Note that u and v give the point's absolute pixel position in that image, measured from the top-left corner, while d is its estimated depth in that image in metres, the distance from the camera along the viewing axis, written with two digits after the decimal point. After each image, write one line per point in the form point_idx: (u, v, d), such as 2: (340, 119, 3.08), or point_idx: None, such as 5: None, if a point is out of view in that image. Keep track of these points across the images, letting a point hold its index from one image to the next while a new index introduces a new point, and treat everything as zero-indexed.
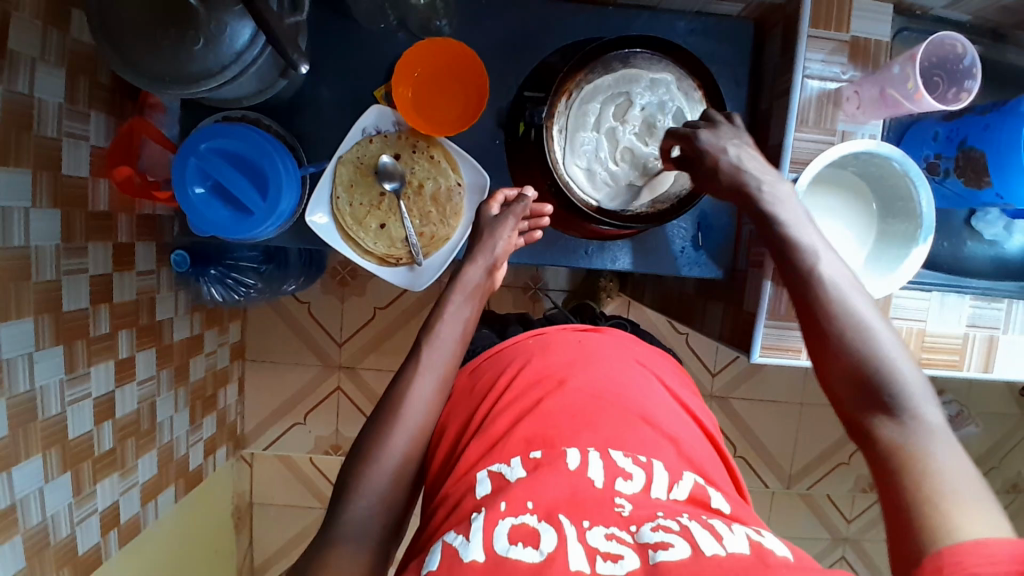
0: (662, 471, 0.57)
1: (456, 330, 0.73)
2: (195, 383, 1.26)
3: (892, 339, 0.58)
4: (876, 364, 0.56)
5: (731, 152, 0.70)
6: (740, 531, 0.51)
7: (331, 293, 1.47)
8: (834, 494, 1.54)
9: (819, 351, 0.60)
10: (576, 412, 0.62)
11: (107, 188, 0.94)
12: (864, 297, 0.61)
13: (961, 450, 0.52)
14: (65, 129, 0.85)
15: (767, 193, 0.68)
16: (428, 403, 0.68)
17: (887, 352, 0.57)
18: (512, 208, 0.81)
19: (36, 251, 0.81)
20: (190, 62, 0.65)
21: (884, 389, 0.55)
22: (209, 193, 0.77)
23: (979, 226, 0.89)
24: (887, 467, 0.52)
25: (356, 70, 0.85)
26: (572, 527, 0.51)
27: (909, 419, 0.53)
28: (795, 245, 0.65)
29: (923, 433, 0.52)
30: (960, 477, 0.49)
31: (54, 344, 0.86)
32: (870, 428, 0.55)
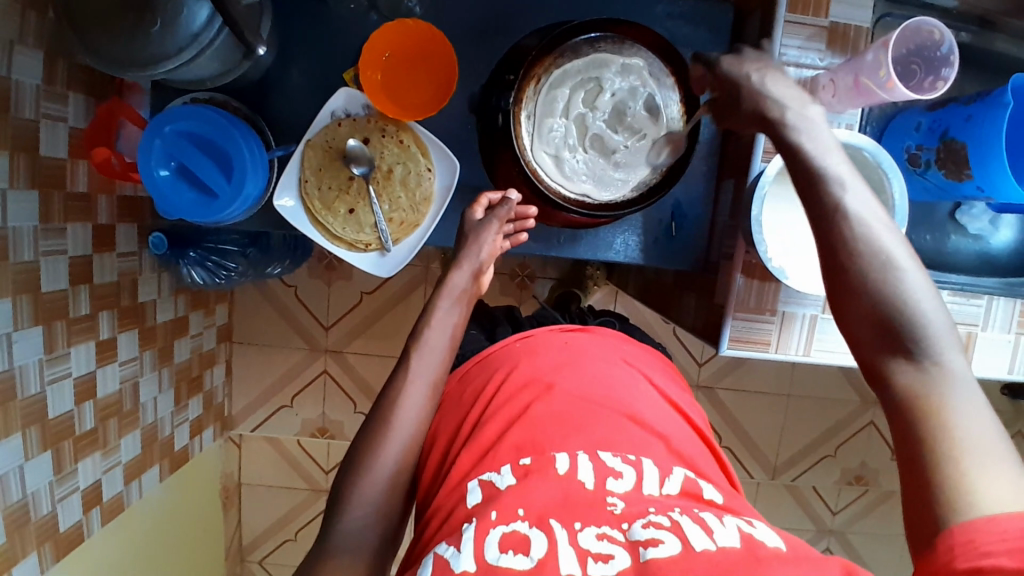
0: (651, 469, 0.57)
1: (444, 335, 0.73)
2: (179, 365, 1.27)
3: (921, 275, 0.52)
4: (903, 306, 0.51)
5: (754, 76, 0.62)
6: (731, 524, 0.51)
7: (317, 277, 1.47)
8: (821, 485, 1.54)
9: (839, 292, 0.54)
10: (565, 415, 0.61)
11: (86, 171, 0.94)
12: (892, 233, 0.54)
13: (982, 399, 0.48)
14: (43, 111, 0.84)
15: (793, 118, 0.59)
16: (418, 412, 0.67)
17: (914, 291, 0.51)
18: (495, 212, 0.80)
19: (13, 232, 0.81)
20: (147, 45, 0.64)
21: (908, 334, 0.50)
22: (174, 175, 0.76)
23: (963, 220, 0.88)
24: (906, 421, 0.49)
25: (327, 53, 0.84)
26: (562, 531, 0.50)
27: (931, 367, 0.49)
28: (821, 174, 0.56)
29: (946, 381, 0.49)
30: (985, 434, 0.46)
31: (32, 325, 0.86)
32: (889, 374, 0.51)
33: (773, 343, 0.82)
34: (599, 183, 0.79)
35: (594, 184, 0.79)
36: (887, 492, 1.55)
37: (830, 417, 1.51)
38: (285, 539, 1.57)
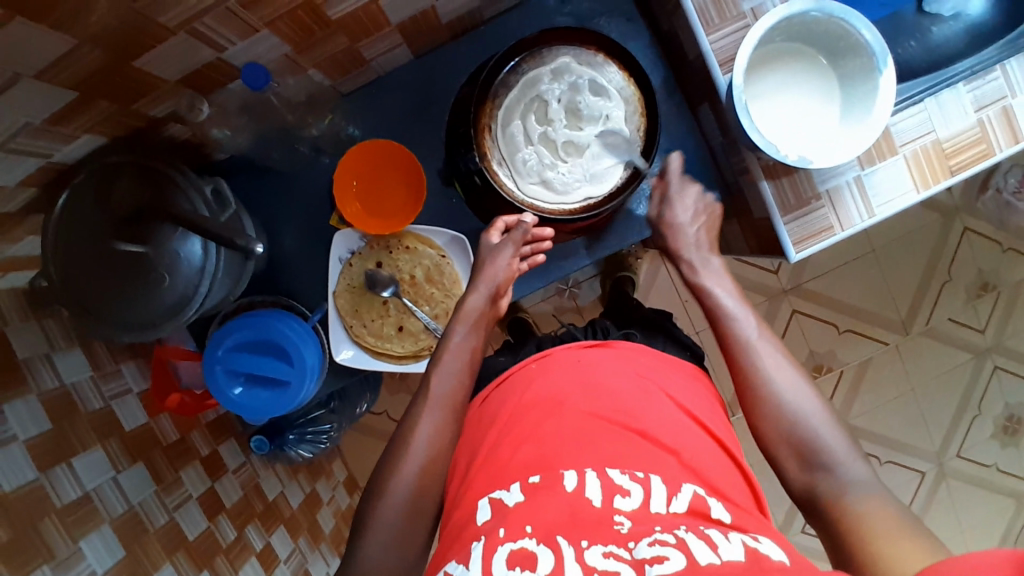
0: (660, 485, 0.59)
1: (460, 361, 0.76)
2: (332, 533, 1.30)
3: (816, 407, 0.67)
4: (819, 443, 0.64)
5: (683, 201, 0.82)
6: (736, 539, 0.52)
7: (398, 391, 1.51)
8: (956, 313, 1.47)
9: (752, 412, 0.69)
10: (578, 435, 0.64)
11: (168, 419, 1.00)
12: (816, 404, 0.67)
13: (884, 497, 0.59)
14: (109, 394, 0.90)
15: (693, 256, 0.80)
16: (431, 433, 0.70)
17: (818, 424, 0.65)
18: (511, 235, 0.80)
19: (141, 505, 0.88)
20: (166, 296, 0.69)
21: (814, 453, 0.64)
22: (246, 386, 0.81)
23: (933, 9, 0.85)
24: (833, 530, 0.59)
25: (305, 210, 0.88)
26: (570, 548, 0.53)
27: (837, 471, 0.62)
28: (721, 312, 0.75)
29: (851, 490, 0.61)
30: (881, 515, 0.57)
31: (199, 573, 0.91)
32: (814, 486, 0.63)
33: (837, 225, 0.80)
34: (593, 180, 0.80)
35: (589, 183, 0.80)
36: (1019, 283, 1.47)
37: (924, 246, 1.45)
38: None
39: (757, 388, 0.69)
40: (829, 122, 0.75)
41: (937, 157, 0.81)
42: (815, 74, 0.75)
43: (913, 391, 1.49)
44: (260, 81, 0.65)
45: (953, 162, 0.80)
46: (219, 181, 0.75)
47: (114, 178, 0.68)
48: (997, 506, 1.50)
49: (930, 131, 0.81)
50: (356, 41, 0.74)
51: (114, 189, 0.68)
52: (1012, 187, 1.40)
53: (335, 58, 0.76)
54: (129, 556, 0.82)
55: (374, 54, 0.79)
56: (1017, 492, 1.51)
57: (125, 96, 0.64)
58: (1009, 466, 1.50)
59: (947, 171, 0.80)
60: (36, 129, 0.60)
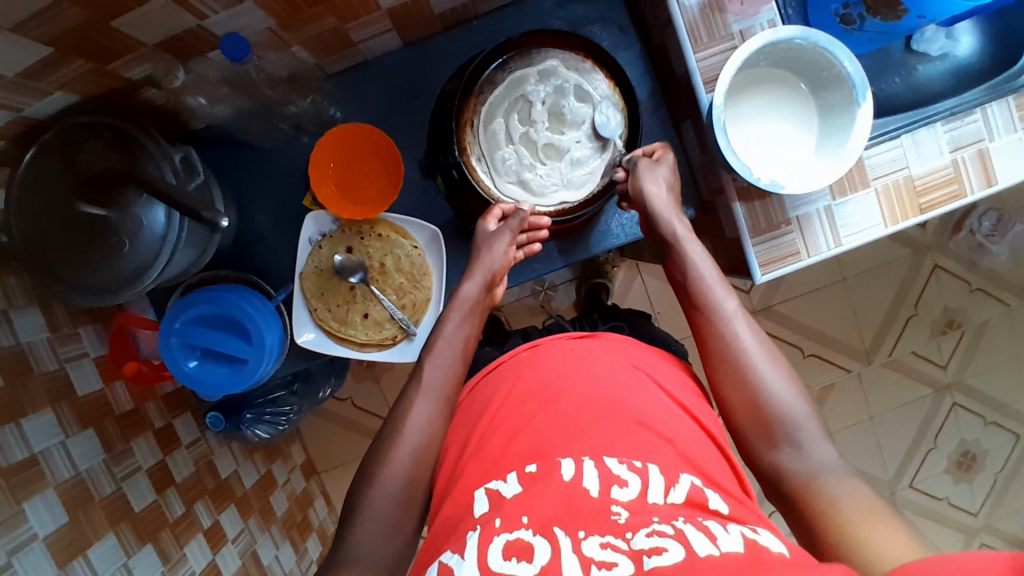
0: (657, 475, 0.59)
1: (455, 349, 0.75)
2: (283, 515, 1.29)
3: (788, 385, 0.67)
4: (793, 426, 0.64)
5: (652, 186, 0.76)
6: (735, 530, 0.53)
7: (365, 378, 1.51)
8: (919, 347, 1.50)
9: (730, 388, 0.69)
10: (570, 422, 0.64)
11: (123, 387, 0.99)
12: (789, 385, 0.67)
13: (855, 480, 0.60)
14: (64, 357, 0.88)
15: (670, 230, 0.76)
16: (426, 421, 0.70)
17: (792, 402, 0.66)
18: (508, 223, 0.78)
19: (88, 473, 0.86)
20: (127, 262, 0.67)
21: (788, 433, 0.64)
22: (202, 360, 0.79)
23: (922, 48, 0.87)
24: (805, 513, 0.60)
25: (280, 188, 0.87)
26: (566, 538, 0.53)
27: (809, 453, 0.63)
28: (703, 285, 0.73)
29: (821, 470, 0.62)
30: (856, 500, 0.58)
31: (142, 545, 0.90)
32: (781, 466, 0.64)
33: (803, 251, 0.81)
34: (570, 186, 0.80)
35: (566, 188, 0.80)
36: (983, 322, 1.50)
37: (894, 280, 1.48)
38: None
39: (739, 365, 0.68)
40: (804, 151, 0.76)
41: (908, 192, 0.82)
42: (796, 100, 0.76)
43: (872, 421, 1.51)
44: (241, 51, 0.64)
45: (925, 200, 0.82)
46: (189, 149, 0.74)
47: (83, 139, 0.67)
48: (945, 539, 1.53)
49: (904, 168, 0.82)
50: (344, 22, 0.73)
51: (82, 149, 0.67)
52: (985, 230, 1.46)
53: (322, 38, 0.75)
54: (70, 523, 0.80)
55: (362, 37, 0.79)
56: (965, 527, 1.54)
57: (102, 56, 0.63)
58: (958, 500, 1.54)
59: (918, 208, 0.82)
60: (8, 83, 0.59)
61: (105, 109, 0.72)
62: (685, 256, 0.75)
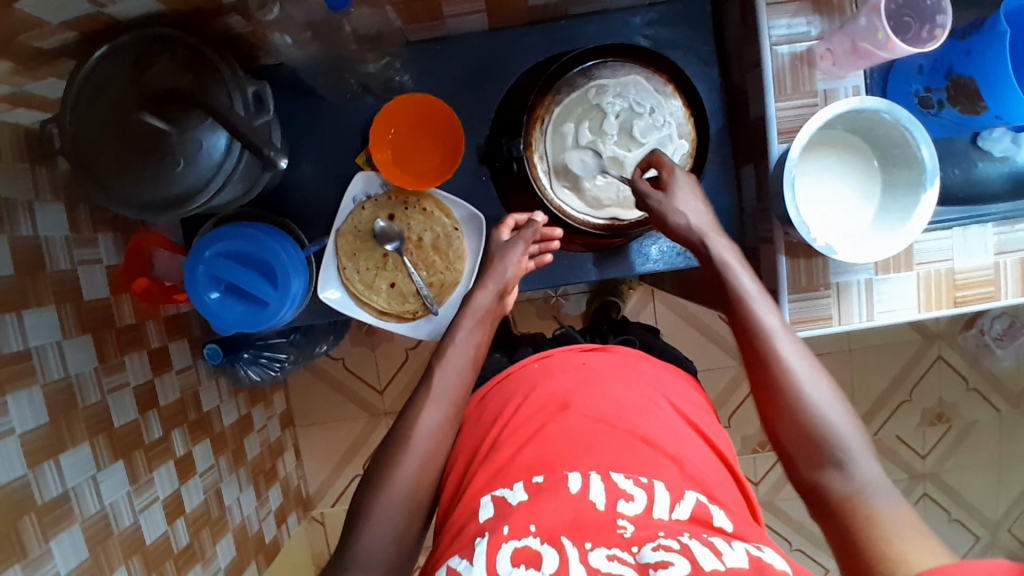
0: (663, 492, 0.59)
1: (465, 357, 0.74)
2: (253, 461, 1.29)
3: (835, 398, 0.63)
4: (831, 439, 0.61)
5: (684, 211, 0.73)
6: (739, 547, 0.53)
7: (361, 344, 1.50)
8: (904, 433, 1.51)
9: (769, 406, 0.65)
10: (578, 436, 0.64)
11: (129, 302, 0.97)
12: (836, 402, 0.63)
13: (904, 504, 0.57)
14: (78, 258, 0.88)
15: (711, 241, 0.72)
16: (436, 429, 0.68)
17: (837, 420, 0.62)
18: (522, 233, 0.80)
19: (78, 378, 0.85)
20: (173, 184, 0.67)
21: (829, 450, 0.61)
22: (224, 294, 0.79)
23: (985, 146, 0.86)
24: (853, 543, 0.56)
25: (334, 141, 0.87)
26: (573, 549, 0.54)
27: (853, 472, 0.59)
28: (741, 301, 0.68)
29: (871, 497, 0.58)
30: (909, 535, 0.54)
31: (114, 461, 0.89)
32: (824, 483, 0.60)
33: (835, 317, 0.82)
34: (624, 204, 0.81)
35: (619, 205, 0.81)
36: (970, 422, 1.52)
37: (894, 363, 1.49)
38: None
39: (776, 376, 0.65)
40: (860, 223, 0.76)
41: (946, 282, 0.83)
42: (864, 170, 0.77)
43: None
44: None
45: (960, 294, 0.83)
46: (262, 84, 0.73)
47: (155, 52, 0.67)
48: None
49: (947, 259, 0.83)
50: None
51: (153, 63, 0.66)
52: (995, 333, 1.48)
53: (415, 6, 0.74)
54: (50, 425, 0.80)
55: (453, 12, 0.78)
56: None
57: None
58: None
59: (952, 300, 0.83)
60: None
61: (183, 26, 0.71)
62: (717, 253, 0.71)
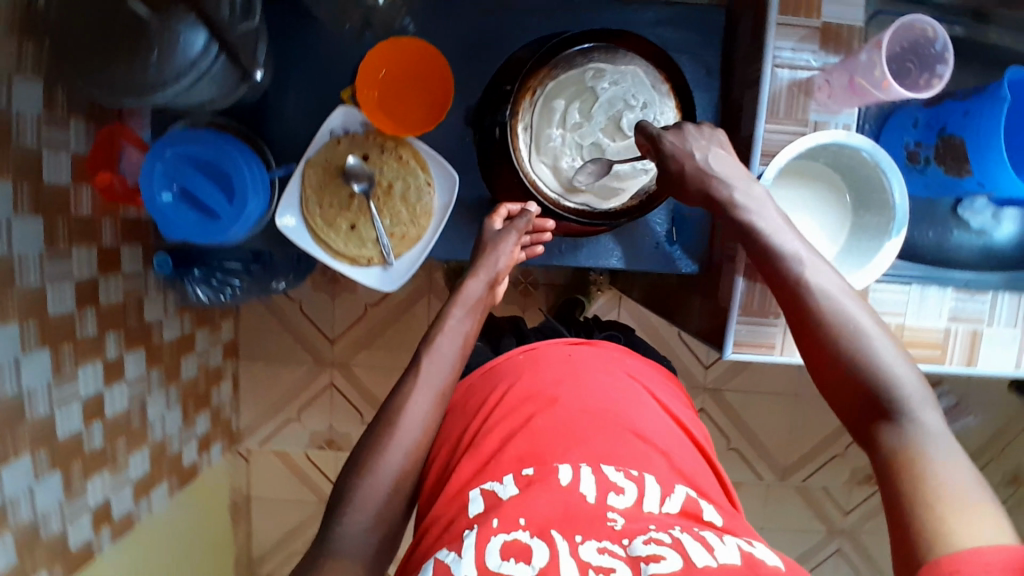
0: (653, 484, 0.58)
1: (454, 345, 0.74)
2: (186, 381, 1.27)
3: (896, 351, 0.57)
4: (887, 385, 0.55)
5: (698, 156, 0.70)
6: (731, 542, 0.53)
7: (321, 290, 1.47)
8: (830, 485, 1.53)
9: (821, 361, 0.59)
10: (567, 428, 0.62)
11: (89, 194, 0.93)
12: (893, 348, 0.57)
13: (960, 451, 0.51)
14: (45, 137, 0.84)
15: (740, 196, 0.68)
16: (424, 416, 0.67)
17: (894, 366, 0.56)
18: (515, 223, 0.81)
19: (19, 259, 0.80)
20: (142, 70, 0.64)
21: (883, 397, 0.55)
22: (177, 198, 0.77)
23: (965, 215, 0.86)
24: (891, 487, 0.51)
25: (324, 72, 0.85)
26: (564, 542, 0.52)
27: (908, 423, 0.53)
28: (778, 252, 0.64)
29: (924, 438, 0.52)
30: (958, 480, 0.49)
31: (40, 347, 0.85)
32: (875, 434, 0.55)
33: (778, 346, 0.82)
34: (599, 193, 0.80)
35: (593, 193, 0.80)
36: None
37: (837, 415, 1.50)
38: (295, 551, 1.56)
39: (819, 328, 0.59)
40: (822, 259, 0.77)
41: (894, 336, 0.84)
42: (839, 207, 0.77)
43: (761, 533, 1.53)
44: None
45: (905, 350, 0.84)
46: None
47: None
48: None
49: (900, 314, 0.84)
50: None
51: None
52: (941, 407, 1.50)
53: None
54: None
55: None
56: None
57: None
58: None
59: None
60: None
61: None
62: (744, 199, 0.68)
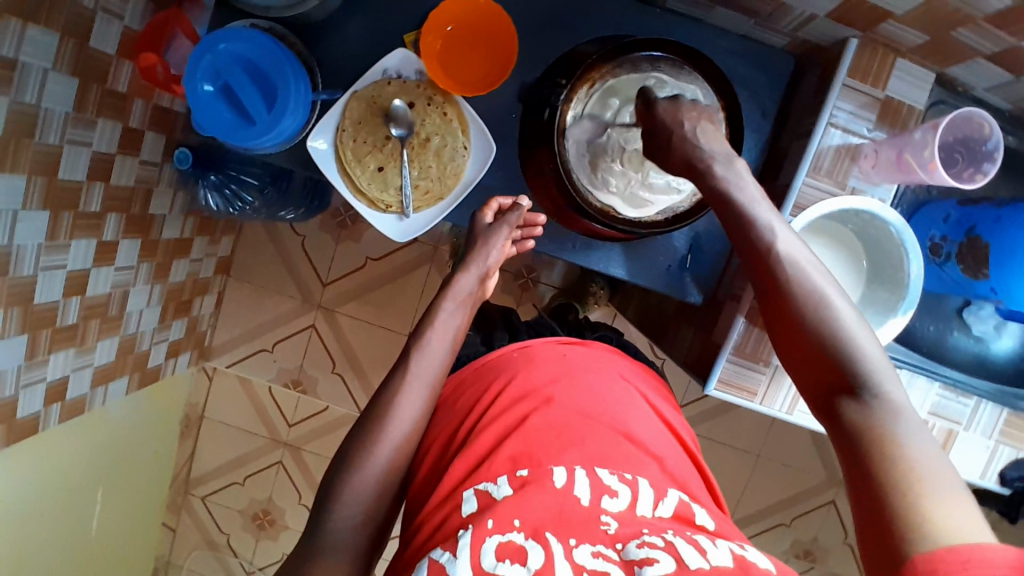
0: (647, 488, 0.59)
1: (445, 336, 0.76)
2: (172, 284, 1.26)
3: (862, 327, 0.59)
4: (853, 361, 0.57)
5: (687, 125, 0.70)
6: (722, 545, 0.54)
7: (327, 232, 1.47)
8: (769, 551, 1.53)
9: (788, 334, 0.61)
10: (561, 429, 0.63)
11: (129, 71, 0.93)
12: (860, 325, 0.59)
13: (922, 425, 0.55)
14: (102, 4, 0.84)
15: (723, 170, 0.67)
16: (414, 413, 0.69)
17: (860, 340, 0.58)
18: (507, 217, 0.82)
19: (45, 113, 0.79)
20: None
21: (849, 373, 0.57)
22: (217, 93, 0.77)
23: (969, 320, 0.87)
24: (862, 466, 0.54)
25: (393, 11, 0.85)
26: (558, 544, 0.53)
27: (873, 399, 0.56)
28: (753, 224, 0.64)
29: (888, 413, 0.55)
30: (923, 458, 0.52)
31: (41, 209, 0.83)
32: (840, 410, 0.57)
33: (759, 395, 0.83)
34: (627, 200, 0.81)
35: (622, 197, 0.81)
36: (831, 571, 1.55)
37: (792, 486, 1.51)
38: (233, 480, 1.55)
39: (792, 302, 0.60)
40: None
41: None
42: (853, 275, 0.78)
43: None
44: None
45: None
46: None
47: None
48: None
49: None
50: None
51: None
52: None
53: None
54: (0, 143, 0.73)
55: None
56: None
57: None
58: None
59: None
60: None
61: None
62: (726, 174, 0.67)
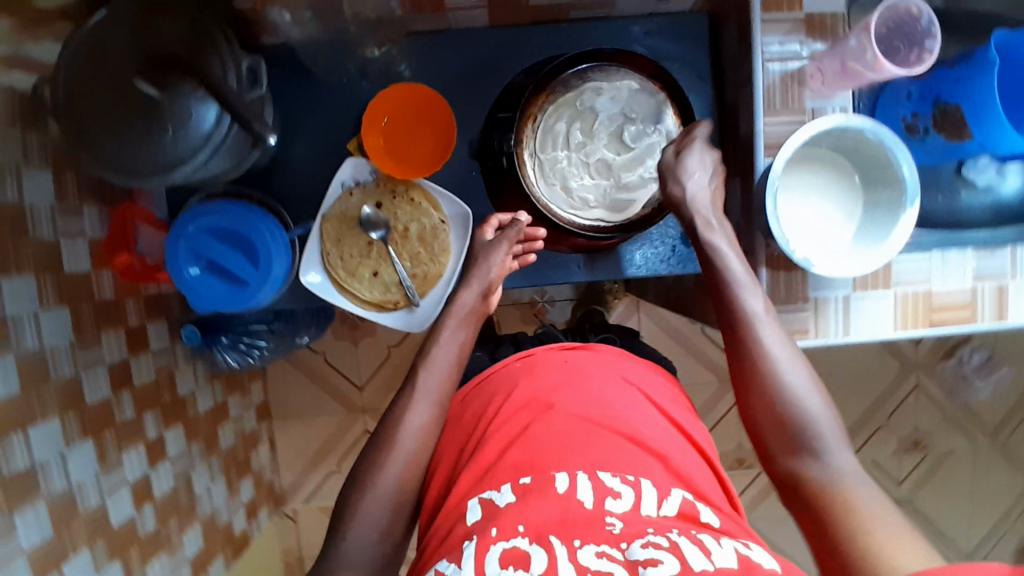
0: (650, 489, 0.57)
1: (450, 354, 0.75)
2: (226, 450, 1.27)
3: (815, 392, 0.68)
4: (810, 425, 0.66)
5: (696, 176, 0.76)
6: (728, 545, 0.51)
7: (343, 338, 1.48)
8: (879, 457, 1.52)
9: (748, 394, 0.70)
10: (564, 437, 0.61)
11: (110, 277, 0.93)
12: (815, 393, 0.68)
13: (871, 485, 0.62)
14: (61, 229, 0.84)
15: (705, 224, 0.75)
16: (422, 425, 0.69)
17: (812, 407, 0.67)
18: (505, 233, 0.82)
19: (51, 352, 0.81)
20: (161, 151, 0.67)
21: (805, 436, 0.66)
22: (204, 271, 0.79)
23: (970, 175, 0.86)
24: (821, 519, 0.61)
25: (329, 127, 0.87)
26: (562, 547, 0.51)
27: (826, 461, 0.64)
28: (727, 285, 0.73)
29: (839, 476, 0.63)
30: (876, 511, 0.59)
31: (83, 439, 0.85)
32: (801, 473, 0.65)
33: (812, 330, 0.84)
34: (610, 207, 0.82)
35: (604, 207, 0.82)
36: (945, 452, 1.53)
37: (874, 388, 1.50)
38: None
39: (757, 363, 0.69)
40: (841, 240, 0.78)
41: (923, 304, 0.84)
42: (847, 189, 0.79)
43: None
44: None
45: (937, 316, 0.84)
46: (258, 61, 0.76)
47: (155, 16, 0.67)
48: None
49: (925, 282, 0.84)
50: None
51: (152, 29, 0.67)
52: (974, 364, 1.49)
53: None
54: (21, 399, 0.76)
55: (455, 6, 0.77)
56: None
57: None
58: None
59: (928, 321, 0.85)
60: None
61: None
62: (705, 235, 0.75)
